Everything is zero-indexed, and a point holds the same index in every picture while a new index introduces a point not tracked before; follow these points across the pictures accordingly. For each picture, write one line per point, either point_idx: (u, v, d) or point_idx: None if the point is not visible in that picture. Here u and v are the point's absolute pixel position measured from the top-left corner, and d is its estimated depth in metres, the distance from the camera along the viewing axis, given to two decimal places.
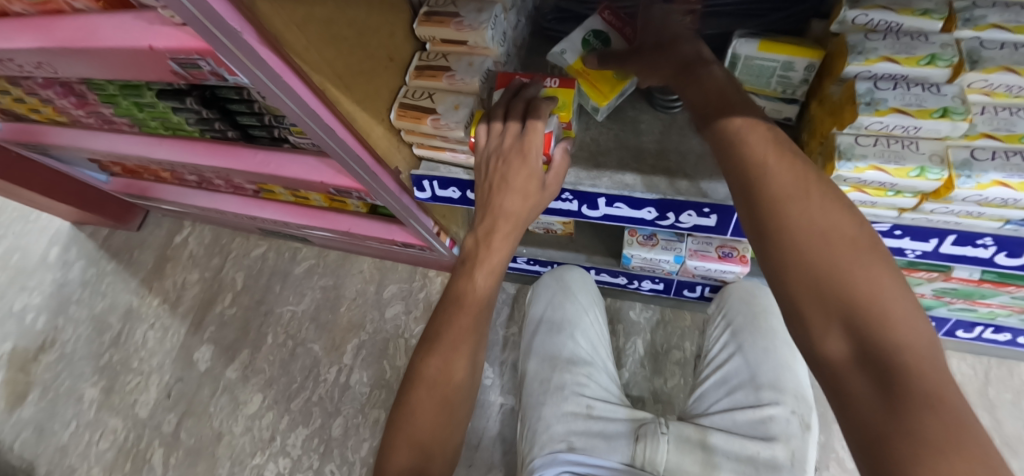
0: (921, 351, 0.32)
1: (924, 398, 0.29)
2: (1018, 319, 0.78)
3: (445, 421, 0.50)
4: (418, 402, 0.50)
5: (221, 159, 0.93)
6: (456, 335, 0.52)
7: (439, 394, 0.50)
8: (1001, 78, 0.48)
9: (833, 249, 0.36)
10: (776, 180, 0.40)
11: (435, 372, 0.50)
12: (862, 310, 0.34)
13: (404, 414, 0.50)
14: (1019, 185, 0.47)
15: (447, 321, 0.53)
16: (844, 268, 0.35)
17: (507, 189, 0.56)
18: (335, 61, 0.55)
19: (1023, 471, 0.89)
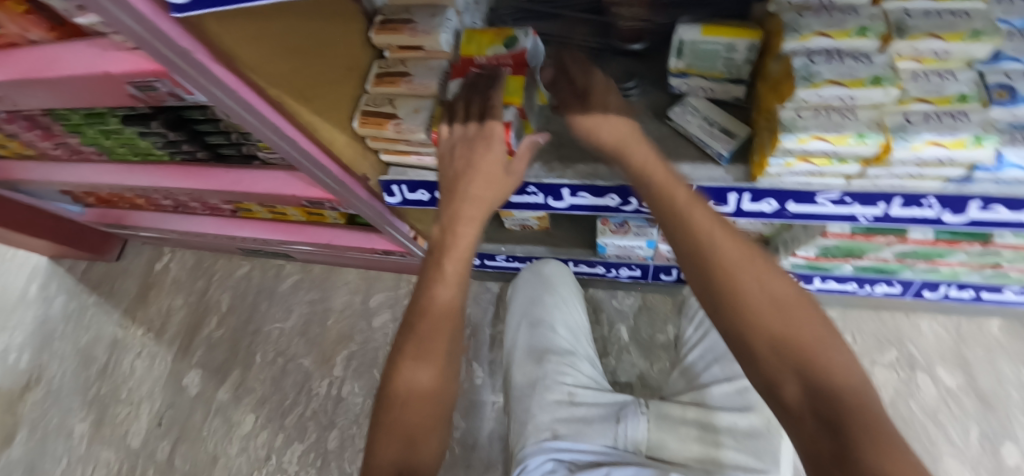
0: (853, 389, 0.41)
1: (862, 422, 0.39)
2: (980, 275, 0.82)
3: (427, 416, 0.51)
4: (400, 407, 0.50)
5: (193, 180, 0.94)
6: (432, 329, 0.53)
7: (418, 397, 0.51)
8: (928, 43, 0.51)
9: (764, 315, 0.45)
10: (719, 252, 0.48)
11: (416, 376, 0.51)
12: (797, 355, 0.43)
13: (383, 416, 0.50)
14: (952, 143, 0.49)
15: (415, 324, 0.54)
16: (772, 324, 0.44)
17: (476, 174, 0.57)
18: (292, 73, 0.56)
19: (998, 422, 0.93)
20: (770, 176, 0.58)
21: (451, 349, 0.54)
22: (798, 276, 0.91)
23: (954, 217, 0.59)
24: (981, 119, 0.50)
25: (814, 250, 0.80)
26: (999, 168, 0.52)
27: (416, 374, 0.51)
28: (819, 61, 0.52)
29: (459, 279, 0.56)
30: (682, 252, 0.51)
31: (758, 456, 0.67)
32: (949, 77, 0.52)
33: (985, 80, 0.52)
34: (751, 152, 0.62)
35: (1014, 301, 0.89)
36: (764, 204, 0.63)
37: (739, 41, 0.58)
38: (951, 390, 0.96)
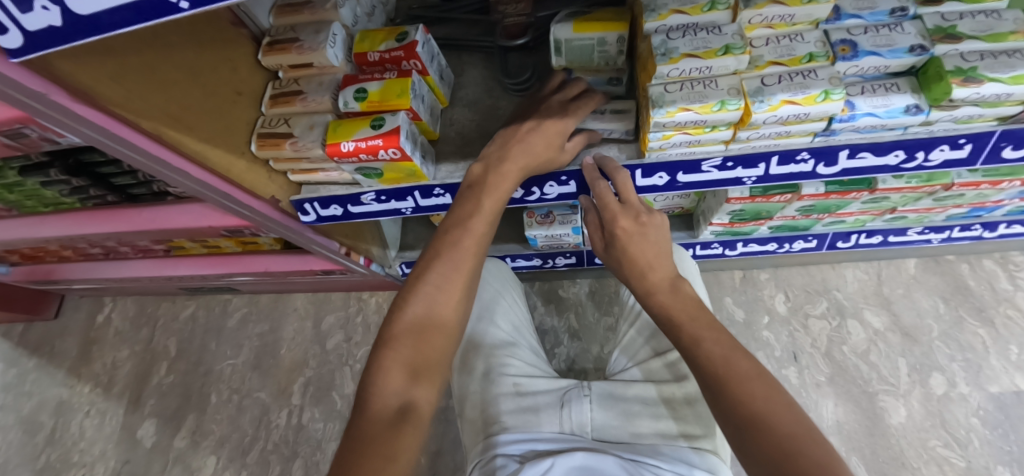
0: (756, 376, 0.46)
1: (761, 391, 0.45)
2: (882, 221, 0.88)
3: (427, 400, 0.45)
4: (392, 399, 0.44)
5: (109, 225, 0.91)
6: (433, 317, 0.49)
7: (410, 384, 0.45)
8: (771, 10, 0.54)
9: (706, 337, 0.51)
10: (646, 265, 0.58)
11: (416, 369, 0.47)
12: (727, 373, 0.46)
13: (370, 410, 0.43)
14: (804, 100, 0.52)
15: (416, 328, 0.48)
16: (711, 347, 0.49)
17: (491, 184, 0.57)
18: (168, 104, 0.56)
19: (922, 354, 0.99)
20: (655, 150, 0.61)
21: (446, 354, 0.49)
22: (721, 242, 0.95)
23: (828, 169, 0.63)
24: (829, 74, 0.54)
25: (726, 216, 0.84)
26: (855, 117, 0.55)
27: (412, 376, 0.46)
28: (675, 37, 0.54)
29: (468, 286, 0.53)
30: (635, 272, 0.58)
31: (692, 421, 0.68)
32: (797, 39, 0.56)
33: (831, 38, 0.56)
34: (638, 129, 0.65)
35: (918, 241, 0.95)
36: (656, 179, 0.66)
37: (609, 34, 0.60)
38: (879, 330, 1.02)
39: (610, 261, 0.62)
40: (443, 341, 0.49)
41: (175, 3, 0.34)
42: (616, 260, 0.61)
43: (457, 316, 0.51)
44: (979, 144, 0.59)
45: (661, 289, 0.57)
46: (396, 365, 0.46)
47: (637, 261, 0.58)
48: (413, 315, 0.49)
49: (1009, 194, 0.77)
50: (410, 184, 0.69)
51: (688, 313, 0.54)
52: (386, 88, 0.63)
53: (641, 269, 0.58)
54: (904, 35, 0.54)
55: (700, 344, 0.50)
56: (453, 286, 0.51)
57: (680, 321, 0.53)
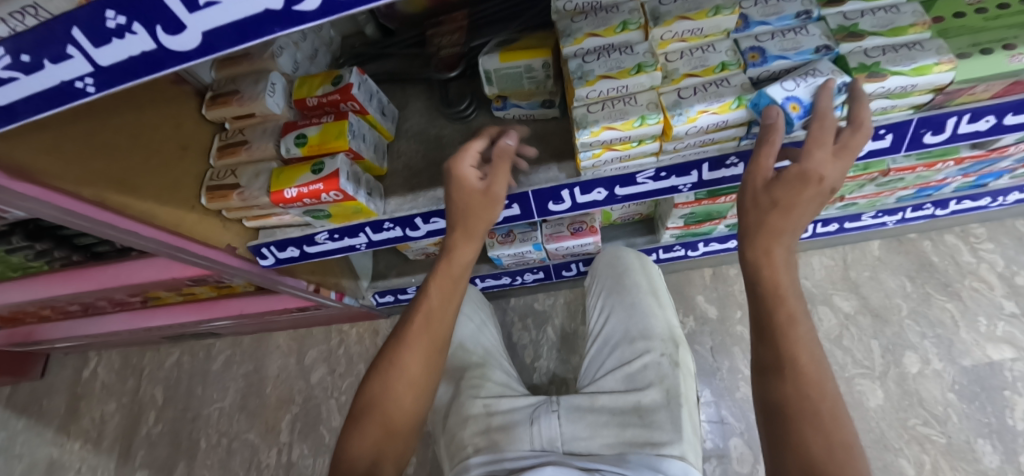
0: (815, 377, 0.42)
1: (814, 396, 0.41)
2: (835, 208, 0.90)
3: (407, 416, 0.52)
4: (373, 420, 0.51)
5: (77, 284, 0.91)
6: (414, 340, 0.54)
7: (391, 400, 0.52)
8: (681, 26, 0.56)
9: None
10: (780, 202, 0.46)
11: (398, 389, 0.52)
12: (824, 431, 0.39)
13: (355, 428, 0.51)
14: (720, 108, 0.54)
15: (400, 350, 0.54)
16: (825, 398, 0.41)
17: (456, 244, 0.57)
18: (109, 170, 0.58)
19: (892, 334, 1.01)
20: (589, 168, 0.63)
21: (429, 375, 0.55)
22: (683, 244, 0.97)
23: None
24: (741, 81, 0.55)
25: (679, 220, 0.86)
26: None
27: (398, 394, 0.52)
28: (591, 60, 0.57)
29: (452, 305, 0.57)
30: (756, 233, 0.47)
31: (660, 428, 0.69)
32: (709, 50, 0.58)
33: (741, 46, 0.58)
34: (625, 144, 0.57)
35: (874, 224, 0.97)
36: (596, 194, 0.68)
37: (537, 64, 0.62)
38: (849, 314, 1.04)
39: (760, 196, 0.48)
40: (426, 358, 0.54)
41: (83, 88, 0.37)
42: (768, 202, 0.47)
43: (438, 335, 0.56)
44: (899, 133, 0.62)
45: (798, 315, 0.45)
46: (380, 387, 0.53)
47: (793, 208, 0.46)
48: (397, 341, 0.55)
49: (949, 173, 0.79)
50: (359, 220, 0.71)
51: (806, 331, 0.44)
52: (323, 132, 0.65)
53: (784, 213, 0.46)
54: (809, 37, 0.57)
55: (806, 389, 0.41)
56: (430, 311, 0.56)
57: (796, 352, 0.43)
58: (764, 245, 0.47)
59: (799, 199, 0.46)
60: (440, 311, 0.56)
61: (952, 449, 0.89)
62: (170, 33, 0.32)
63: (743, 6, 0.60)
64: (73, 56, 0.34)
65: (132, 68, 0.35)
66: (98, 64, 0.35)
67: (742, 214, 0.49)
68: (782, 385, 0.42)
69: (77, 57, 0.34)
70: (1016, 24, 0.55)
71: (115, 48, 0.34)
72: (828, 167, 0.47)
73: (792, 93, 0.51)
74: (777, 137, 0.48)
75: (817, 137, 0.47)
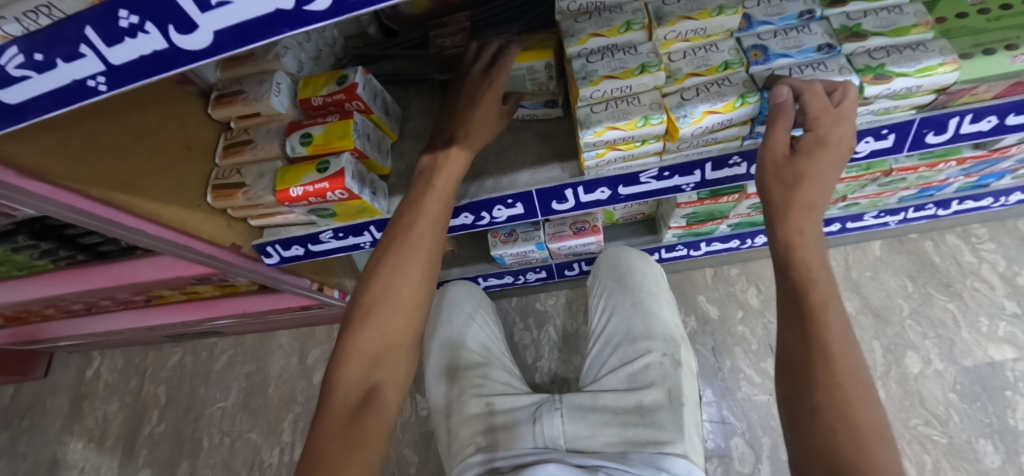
0: (845, 362, 0.41)
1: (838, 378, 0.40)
2: (837, 208, 0.90)
3: (403, 333, 0.51)
4: (371, 332, 0.50)
5: (82, 282, 0.92)
6: (404, 256, 0.54)
7: (387, 316, 0.51)
8: (684, 26, 0.56)
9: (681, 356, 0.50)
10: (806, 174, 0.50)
11: (393, 305, 0.51)
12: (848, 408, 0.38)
13: (352, 343, 0.49)
14: (724, 108, 0.54)
15: (394, 266, 0.53)
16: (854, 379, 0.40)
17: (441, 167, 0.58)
18: (115, 169, 0.58)
19: (893, 334, 1.01)
20: (592, 167, 0.63)
21: (423, 296, 0.54)
22: (685, 244, 0.97)
23: None
24: (742, 79, 0.56)
25: (682, 220, 0.86)
26: None
27: (393, 309, 0.51)
28: (594, 60, 0.57)
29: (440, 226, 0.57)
30: (780, 207, 0.51)
31: (662, 427, 0.70)
32: (712, 49, 0.59)
33: (743, 45, 0.58)
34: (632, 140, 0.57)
35: (876, 225, 0.97)
36: (600, 193, 0.68)
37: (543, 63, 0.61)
38: (850, 314, 1.04)
39: (781, 170, 0.51)
40: (419, 273, 0.53)
41: (94, 87, 0.38)
42: (792, 175, 0.50)
43: (429, 251, 0.55)
44: (901, 133, 0.62)
45: (829, 301, 0.45)
46: (373, 306, 0.51)
47: (804, 177, 0.50)
48: (389, 258, 0.54)
49: (951, 173, 0.79)
50: (363, 219, 0.72)
51: (840, 315, 0.44)
52: (327, 131, 0.65)
53: (796, 185, 0.50)
54: (811, 36, 0.57)
55: (834, 368, 0.41)
56: (418, 228, 0.55)
57: (827, 333, 0.43)
58: (788, 222, 0.50)
59: (818, 170, 0.50)
60: (428, 227, 0.56)
61: (953, 449, 0.90)
62: (181, 32, 0.33)
63: (746, 6, 0.60)
64: (85, 55, 0.35)
65: (143, 67, 0.36)
66: (109, 63, 0.35)
67: (767, 190, 0.52)
68: (811, 362, 0.42)
69: (90, 56, 0.35)
70: (1017, 24, 0.56)
71: (127, 48, 0.34)
72: (840, 128, 0.50)
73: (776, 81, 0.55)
74: (787, 119, 0.49)
75: (812, 107, 0.49)
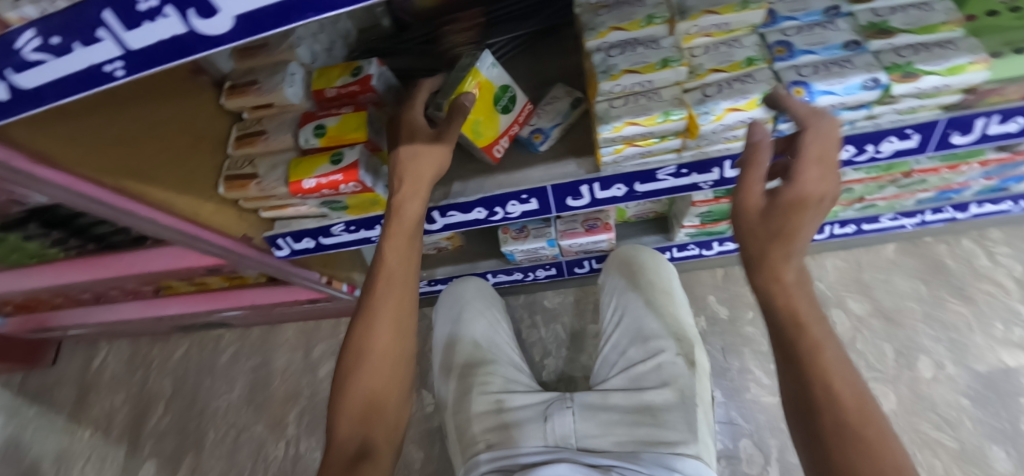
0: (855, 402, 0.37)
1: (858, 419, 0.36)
2: (853, 210, 0.89)
3: (386, 382, 0.52)
4: (357, 390, 0.50)
5: (91, 272, 0.91)
6: (379, 308, 0.53)
7: (370, 369, 0.51)
8: (707, 20, 0.55)
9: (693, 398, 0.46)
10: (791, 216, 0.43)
11: (374, 355, 0.51)
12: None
13: (340, 403, 0.50)
14: (747, 105, 0.54)
15: (369, 320, 0.52)
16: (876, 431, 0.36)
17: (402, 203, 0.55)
18: (129, 158, 0.58)
19: (907, 337, 0.99)
20: (610, 163, 0.62)
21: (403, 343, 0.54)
22: (697, 243, 0.96)
23: None
24: (766, 76, 0.55)
25: (696, 218, 0.85)
26: (812, 97, 0.54)
27: (375, 363, 0.51)
28: (615, 54, 0.56)
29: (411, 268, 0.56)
30: (755, 255, 0.44)
31: (673, 428, 0.69)
32: (735, 45, 0.57)
33: (767, 41, 0.57)
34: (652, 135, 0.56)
35: (892, 227, 0.96)
36: (615, 190, 0.67)
37: (483, 73, 0.59)
38: (863, 318, 1.02)
39: (757, 229, 0.44)
40: (392, 323, 0.53)
41: (111, 72, 0.37)
42: (769, 230, 0.44)
43: (401, 296, 0.54)
44: (926, 133, 0.60)
45: (824, 341, 0.40)
46: (354, 364, 0.51)
47: (796, 233, 0.43)
48: (365, 311, 0.53)
49: (972, 176, 0.78)
50: (375, 213, 0.71)
51: (839, 356, 0.40)
52: (342, 123, 0.64)
53: (788, 242, 0.42)
54: (837, 33, 0.56)
55: (853, 423, 0.36)
56: (389, 274, 0.54)
57: (830, 378, 0.38)
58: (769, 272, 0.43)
59: (802, 226, 0.43)
60: (398, 273, 0.54)
61: (965, 455, 0.88)
62: (202, 16, 0.32)
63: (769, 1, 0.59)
64: (103, 39, 0.34)
65: (162, 52, 0.35)
66: (128, 47, 0.35)
67: (743, 247, 0.45)
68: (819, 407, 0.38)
69: (108, 40, 0.34)
70: None
71: (145, 32, 0.33)
72: (823, 181, 0.44)
73: (805, 78, 0.54)
74: (764, 158, 0.45)
75: (807, 153, 0.44)
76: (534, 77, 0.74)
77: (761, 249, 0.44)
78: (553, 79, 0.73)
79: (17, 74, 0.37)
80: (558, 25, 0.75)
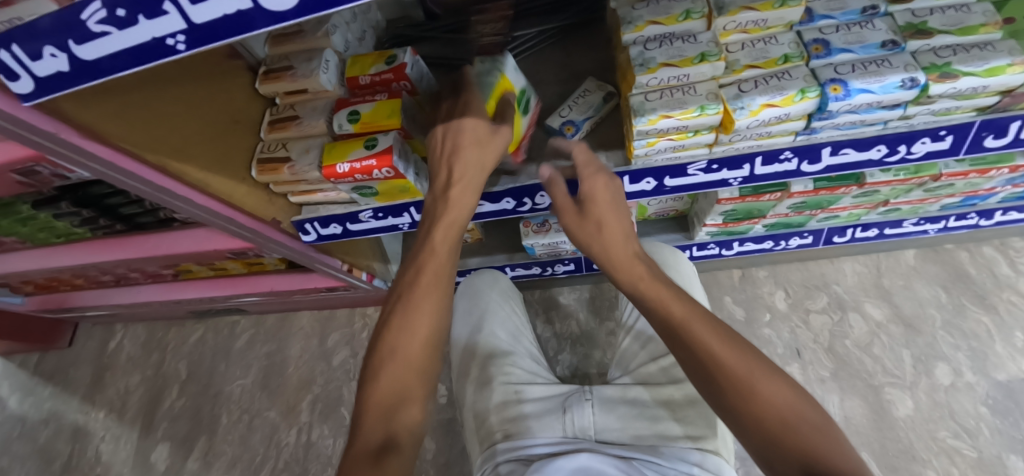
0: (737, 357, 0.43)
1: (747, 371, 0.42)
2: (877, 213, 0.89)
3: (417, 378, 0.46)
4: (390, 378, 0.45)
5: (117, 253, 0.92)
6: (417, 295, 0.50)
7: (403, 359, 0.46)
8: (745, 16, 0.55)
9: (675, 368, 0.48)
10: (605, 220, 0.55)
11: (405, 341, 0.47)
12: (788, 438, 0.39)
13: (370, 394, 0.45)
14: (783, 101, 0.54)
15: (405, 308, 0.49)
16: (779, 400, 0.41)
17: (451, 203, 0.55)
18: (169, 136, 0.59)
19: (925, 344, 0.99)
20: (641, 157, 0.63)
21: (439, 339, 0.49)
22: (718, 242, 0.96)
23: (812, 166, 0.64)
24: (803, 73, 0.55)
25: (719, 217, 0.86)
26: (850, 95, 0.53)
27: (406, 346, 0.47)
28: (652, 48, 0.56)
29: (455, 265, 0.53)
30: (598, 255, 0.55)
31: (691, 423, 0.68)
32: (771, 42, 0.57)
33: (804, 38, 0.57)
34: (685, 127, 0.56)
35: (915, 232, 0.96)
36: (644, 184, 0.68)
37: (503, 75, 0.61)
38: (881, 323, 1.02)
39: (584, 228, 0.56)
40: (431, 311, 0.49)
41: (172, 46, 0.38)
42: (592, 225, 0.56)
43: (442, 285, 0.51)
44: (959, 135, 0.60)
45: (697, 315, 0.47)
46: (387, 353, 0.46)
47: (606, 225, 0.55)
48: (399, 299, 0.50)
49: (1000, 182, 0.78)
50: (404, 200, 0.72)
51: (710, 325, 0.46)
52: (376, 110, 0.65)
53: (602, 229, 0.55)
54: (875, 32, 0.56)
55: (739, 374, 0.42)
56: (434, 261, 0.52)
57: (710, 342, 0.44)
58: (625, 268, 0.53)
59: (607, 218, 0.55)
60: (440, 262, 0.52)
61: (982, 464, 0.88)
62: None
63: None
64: (169, 12, 0.35)
65: (223, 26, 0.36)
66: (192, 21, 0.36)
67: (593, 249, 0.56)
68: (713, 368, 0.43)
69: (172, 13, 0.35)
70: None
71: (210, 7, 0.34)
72: (600, 185, 0.57)
73: (841, 77, 0.54)
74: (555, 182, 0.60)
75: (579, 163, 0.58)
76: (564, 70, 0.74)
77: (599, 248, 0.55)
78: (583, 73, 0.74)
79: (79, 45, 0.39)
80: (589, 19, 0.76)
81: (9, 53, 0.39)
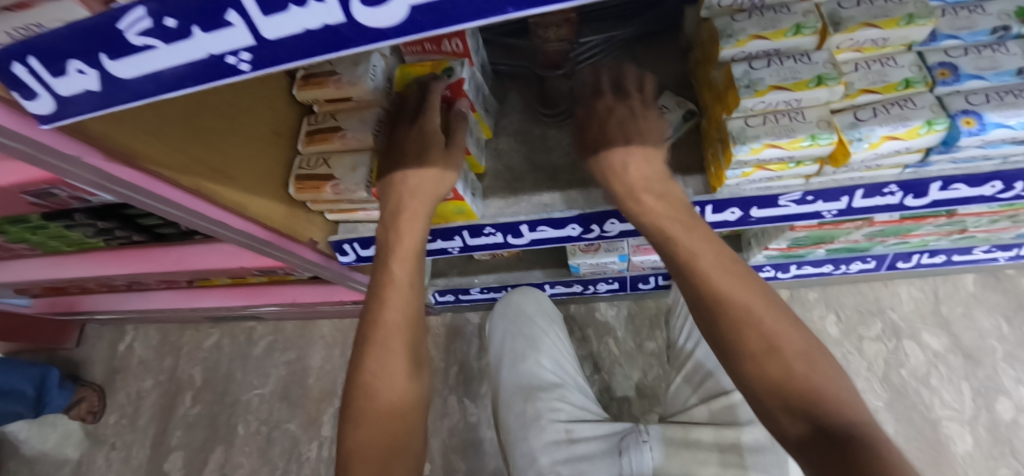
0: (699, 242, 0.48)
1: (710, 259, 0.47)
2: (947, 241, 0.83)
3: (403, 411, 0.47)
4: (368, 415, 0.46)
5: (134, 264, 0.86)
6: (387, 333, 0.49)
7: (381, 389, 0.47)
8: (865, 34, 0.49)
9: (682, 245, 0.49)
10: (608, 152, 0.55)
11: (373, 376, 0.47)
12: (798, 390, 0.39)
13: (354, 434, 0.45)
14: (908, 134, 0.48)
15: (378, 350, 0.49)
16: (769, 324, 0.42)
17: (401, 232, 0.55)
18: (206, 155, 0.52)
19: (987, 376, 0.94)
20: (730, 186, 0.57)
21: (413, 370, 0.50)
22: (775, 265, 0.91)
23: (916, 200, 0.59)
24: (928, 102, 0.48)
25: (785, 242, 0.79)
26: (985, 129, 0.47)
27: (385, 386, 0.47)
28: (759, 67, 0.50)
29: (415, 291, 0.53)
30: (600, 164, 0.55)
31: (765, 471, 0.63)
32: (890, 63, 0.51)
33: (927, 61, 0.51)
34: (792, 157, 0.50)
35: (984, 259, 0.91)
36: (727, 214, 0.62)
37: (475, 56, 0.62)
38: (939, 352, 0.97)
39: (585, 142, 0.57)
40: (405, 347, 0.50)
41: (234, 65, 0.31)
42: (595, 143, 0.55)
43: (409, 318, 0.51)
44: None
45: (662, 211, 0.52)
46: (362, 390, 0.47)
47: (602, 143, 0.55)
48: (365, 338, 0.50)
49: None
50: (459, 222, 0.67)
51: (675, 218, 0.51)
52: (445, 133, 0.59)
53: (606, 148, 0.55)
54: (1011, 57, 0.49)
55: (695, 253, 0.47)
56: (396, 294, 0.52)
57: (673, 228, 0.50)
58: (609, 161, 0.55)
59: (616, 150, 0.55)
60: (403, 293, 0.52)
61: None
62: (367, 4, 0.25)
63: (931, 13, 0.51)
64: (233, 25, 0.28)
65: (298, 43, 0.29)
66: (262, 36, 0.29)
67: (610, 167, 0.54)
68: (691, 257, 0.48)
69: (237, 26, 0.28)
70: None
71: (287, 19, 0.27)
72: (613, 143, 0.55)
73: (975, 108, 0.47)
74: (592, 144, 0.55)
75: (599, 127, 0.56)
76: None
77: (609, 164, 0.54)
78: (656, 84, 0.67)
79: (113, 61, 0.31)
80: (663, 26, 0.68)
81: (23, 69, 0.32)
